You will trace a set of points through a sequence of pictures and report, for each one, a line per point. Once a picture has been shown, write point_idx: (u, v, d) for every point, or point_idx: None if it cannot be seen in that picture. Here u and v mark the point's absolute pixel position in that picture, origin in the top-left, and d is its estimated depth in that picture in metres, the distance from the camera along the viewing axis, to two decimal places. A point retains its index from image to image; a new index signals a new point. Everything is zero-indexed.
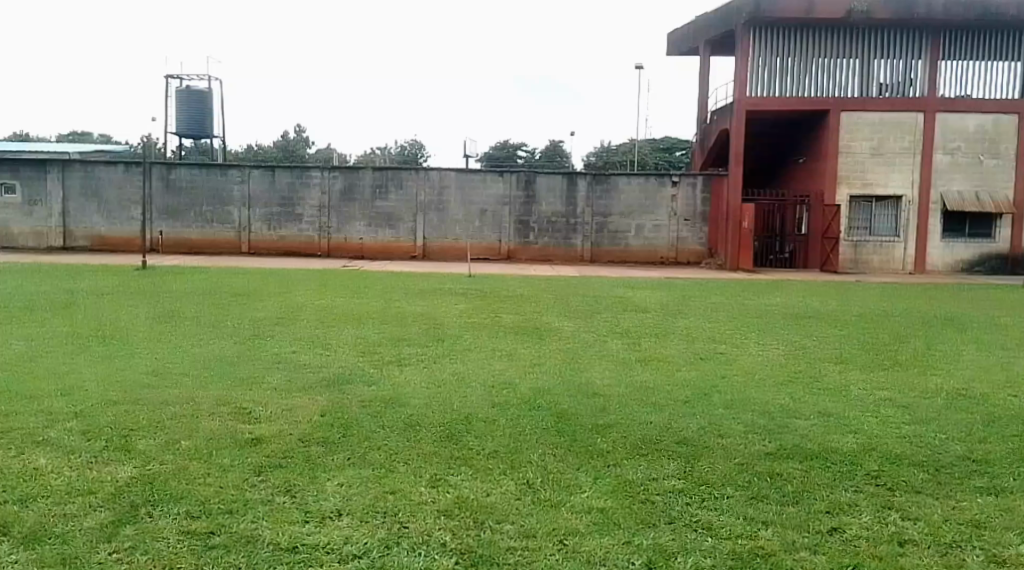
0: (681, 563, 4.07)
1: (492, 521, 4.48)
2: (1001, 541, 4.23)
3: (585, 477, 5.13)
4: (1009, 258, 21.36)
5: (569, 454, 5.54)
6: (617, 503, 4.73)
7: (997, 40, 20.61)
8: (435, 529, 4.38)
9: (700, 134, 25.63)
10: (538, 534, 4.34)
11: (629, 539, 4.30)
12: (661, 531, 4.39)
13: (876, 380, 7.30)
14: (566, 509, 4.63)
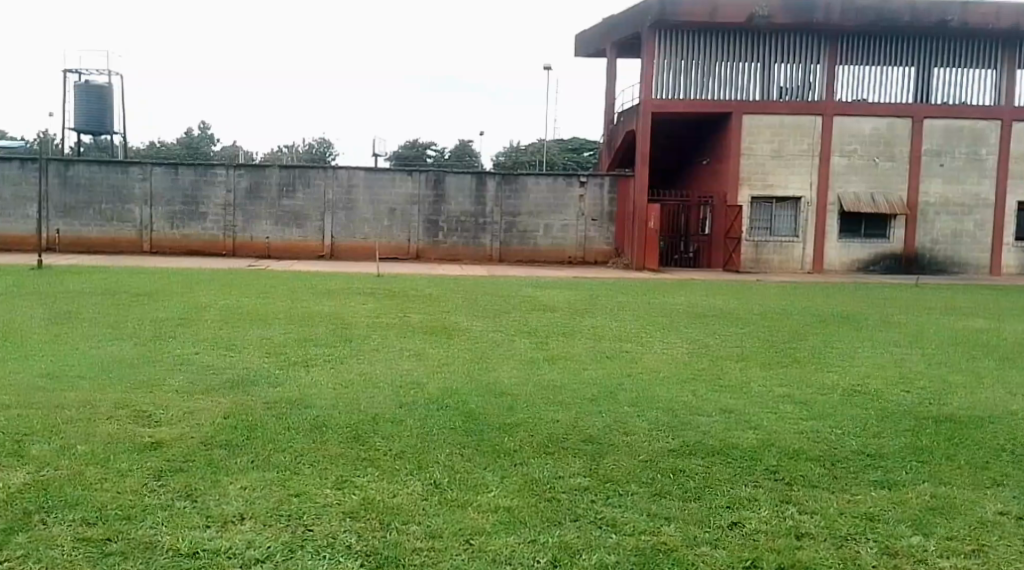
0: (586, 561, 4.02)
1: (398, 522, 4.36)
2: (893, 533, 4.34)
3: (492, 476, 5.05)
4: (903, 258, 22.28)
5: (477, 453, 5.46)
6: (524, 502, 4.66)
7: (888, 46, 21.47)
8: (340, 531, 4.23)
9: (607, 135, 25.94)
10: (444, 534, 4.23)
11: (534, 537, 4.24)
12: (567, 529, 4.35)
13: (775, 377, 7.47)
14: (473, 509, 4.54)
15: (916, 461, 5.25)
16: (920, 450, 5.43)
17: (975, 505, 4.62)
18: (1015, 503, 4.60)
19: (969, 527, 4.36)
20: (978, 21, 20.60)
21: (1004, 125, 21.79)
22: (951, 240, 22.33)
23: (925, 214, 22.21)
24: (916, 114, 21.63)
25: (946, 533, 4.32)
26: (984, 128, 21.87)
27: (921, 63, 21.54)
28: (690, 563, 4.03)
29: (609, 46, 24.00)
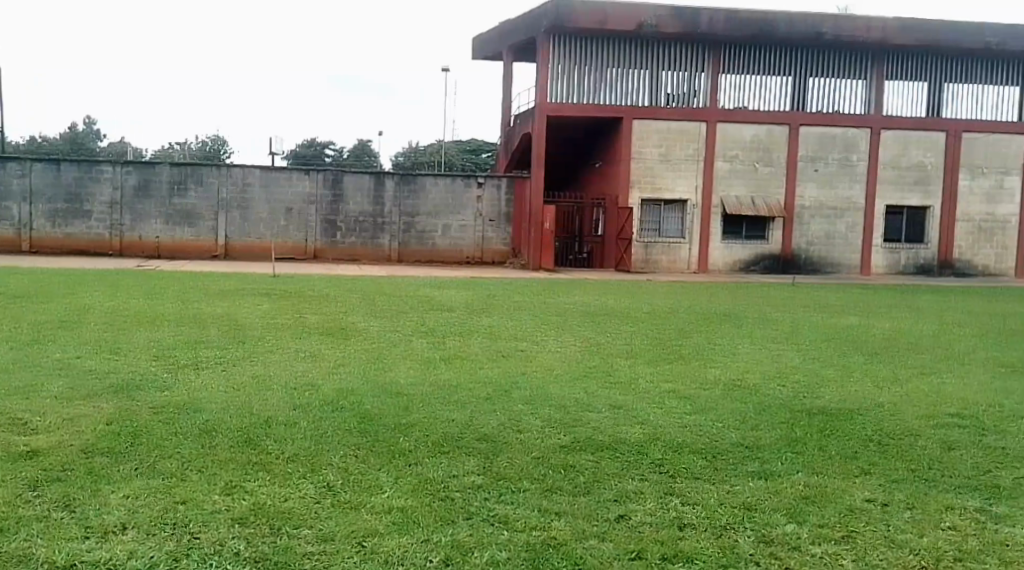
0: (477, 558, 4.05)
1: (288, 527, 4.29)
2: (769, 521, 4.54)
3: (387, 477, 5.03)
4: (780, 259, 23.23)
5: (372, 453, 5.42)
6: (417, 502, 4.66)
7: (769, 57, 22.34)
8: (228, 538, 4.14)
9: (504, 136, 26.11)
10: (336, 538, 4.19)
11: (427, 537, 4.25)
12: (459, 528, 4.38)
13: (662, 373, 7.69)
14: (366, 511, 4.51)
15: (791, 453, 5.50)
16: (794, 442, 5.69)
17: (844, 492, 4.86)
18: (879, 489, 4.86)
19: (839, 514, 4.58)
20: (852, 34, 21.65)
21: (873, 133, 22.95)
22: (826, 242, 23.37)
23: (802, 217, 23.22)
24: (793, 121, 22.59)
25: (818, 520, 4.53)
26: (856, 137, 22.98)
27: (799, 73, 22.48)
28: (577, 557, 4.11)
29: (504, 50, 24.18)
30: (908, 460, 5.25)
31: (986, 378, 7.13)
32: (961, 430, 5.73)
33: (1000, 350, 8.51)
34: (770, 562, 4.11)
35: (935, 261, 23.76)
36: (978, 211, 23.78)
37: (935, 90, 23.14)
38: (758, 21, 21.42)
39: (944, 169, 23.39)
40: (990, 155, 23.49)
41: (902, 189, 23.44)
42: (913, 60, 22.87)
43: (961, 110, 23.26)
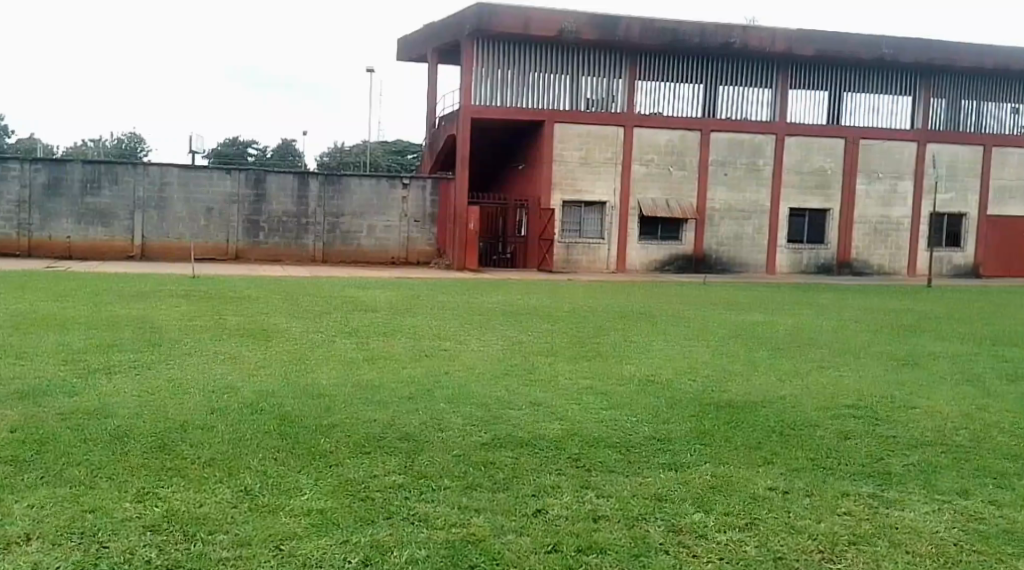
0: (396, 557, 4.10)
1: (203, 533, 4.28)
2: (679, 511, 4.71)
3: (306, 479, 5.05)
4: (693, 258, 23.83)
5: (291, 456, 5.43)
6: (337, 503, 4.69)
7: (684, 64, 22.90)
8: (140, 546, 4.10)
9: (429, 138, 26.11)
10: (252, 542, 4.19)
11: (347, 538, 4.28)
12: (379, 528, 4.42)
13: (580, 370, 7.87)
14: (284, 514, 4.53)
15: (700, 445, 5.71)
16: (703, 434, 5.91)
17: (750, 481, 5.08)
18: (783, 477, 5.09)
19: (743, 503, 4.79)
20: (756, 45, 22.42)
21: (778, 140, 23.76)
22: (735, 243, 24.06)
23: (713, 218, 23.87)
24: (705, 128, 23.23)
25: (724, 509, 4.72)
26: (763, 142, 23.74)
27: (708, 81, 23.17)
28: (495, 551, 4.20)
29: (429, 52, 24.18)
30: (808, 449, 5.52)
31: (881, 371, 7.51)
32: (855, 419, 6.04)
33: (897, 344, 8.95)
34: (679, 550, 4.27)
35: (834, 262, 24.74)
36: (875, 213, 24.82)
37: (835, 99, 24.09)
38: (672, 30, 21.92)
39: (844, 175, 24.33)
40: (886, 161, 24.55)
41: (806, 193, 24.32)
42: (815, 70, 23.79)
43: (860, 119, 24.30)
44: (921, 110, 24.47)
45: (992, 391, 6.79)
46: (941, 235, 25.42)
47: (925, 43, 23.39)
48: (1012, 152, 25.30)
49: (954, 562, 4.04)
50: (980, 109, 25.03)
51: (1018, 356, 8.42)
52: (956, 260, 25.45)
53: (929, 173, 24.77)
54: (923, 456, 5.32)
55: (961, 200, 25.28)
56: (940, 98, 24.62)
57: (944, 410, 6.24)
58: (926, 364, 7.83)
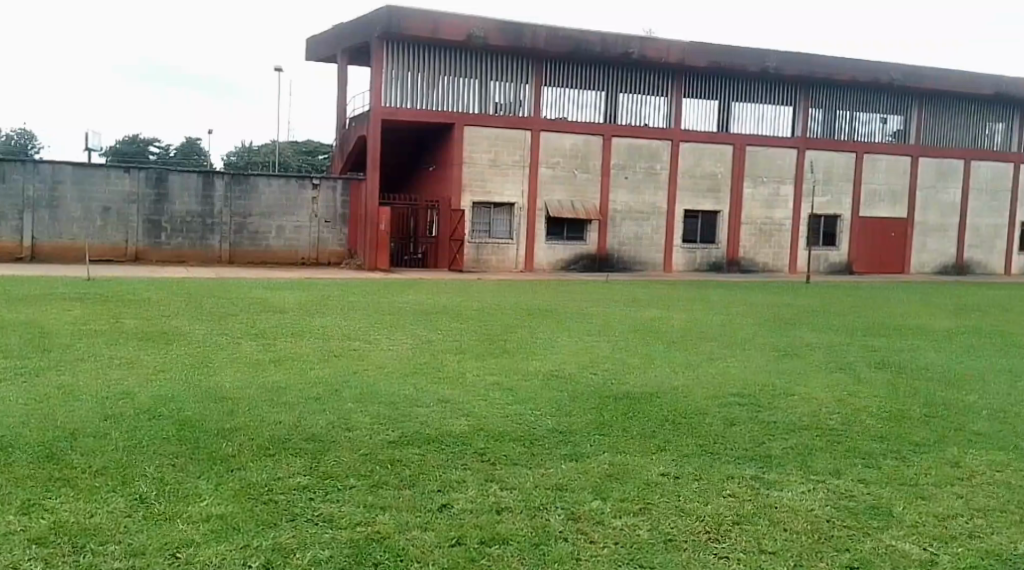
0: (297, 559, 4.17)
1: (94, 543, 4.27)
2: (578, 500, 4.93)
3: (206, 484, 5.07)
4: (597, 258, 24.37)
5: (191, 462, 5.43)
6: (238, 508, 4.73)
7: (588, 72, 23.43)
8: (25, 560, 4.07)
9: (339, 138, 25.95)
10: (147, 551, 4.21)
11: (247, 542, 4.32)
12: (281, 530, 4.48)
13: (488, 367, 8.08)
14: (182, 521, 4.55)
15: (598, 436, 5.98)
16: (602, 426, 6.18)
17: (644, 468, 5.36)
18: (675, 463, 5.40)
19: (638, 489, 5.05)
20: (653, 56, 23.19)
21: (673, 145, 24.56)
22: (636, 242, 24.73)
23: (615, 220, 24.47)
24: (606, 133, 23.83)
25: (620, 496, 4.96)
26: (660, 148, 24.50)
27: (610, 88, 23.79)
28: (398, 547, 4.31)
29: (338, 52, 24.02)
30: (699, 436, 5.85)
31: (765, 361, 7.96)
32: (740, 407, 6.42)
33: (781, 337, 9.46)
34: (577, 536, 4.47)
35: (724, 260, 25.78)
36: (759, 215, 25.94)
37: (724, 108, 25.11)
38: (576, 39, 22.39)
39: (732, 180, 25.36)
40: (770, 166, 25.71)
41: (698, 196, 25.21)
42: (710, 79, 24.73)
43: (745, 126, 25.39)
44: (801, 118, 25.73)
45: (862, 377, 7.30)
46: (819, 235, 26.85)
47: (806, 56, 24.71)
48: (882, 158, 26.96)
49: (827, 538, 4.37)
50: (852, 119, 26.55)
51: (887, 345, 9.03)
52: (832, 258, 26.93)
53: (807, 178, 26.07)
54: (802, 439, 5.71)
55: (837, 203, 26.76)
56: (819, 108, 25.99)
57: (819, 396, 6.69)
58: (807, 355, 8.33)
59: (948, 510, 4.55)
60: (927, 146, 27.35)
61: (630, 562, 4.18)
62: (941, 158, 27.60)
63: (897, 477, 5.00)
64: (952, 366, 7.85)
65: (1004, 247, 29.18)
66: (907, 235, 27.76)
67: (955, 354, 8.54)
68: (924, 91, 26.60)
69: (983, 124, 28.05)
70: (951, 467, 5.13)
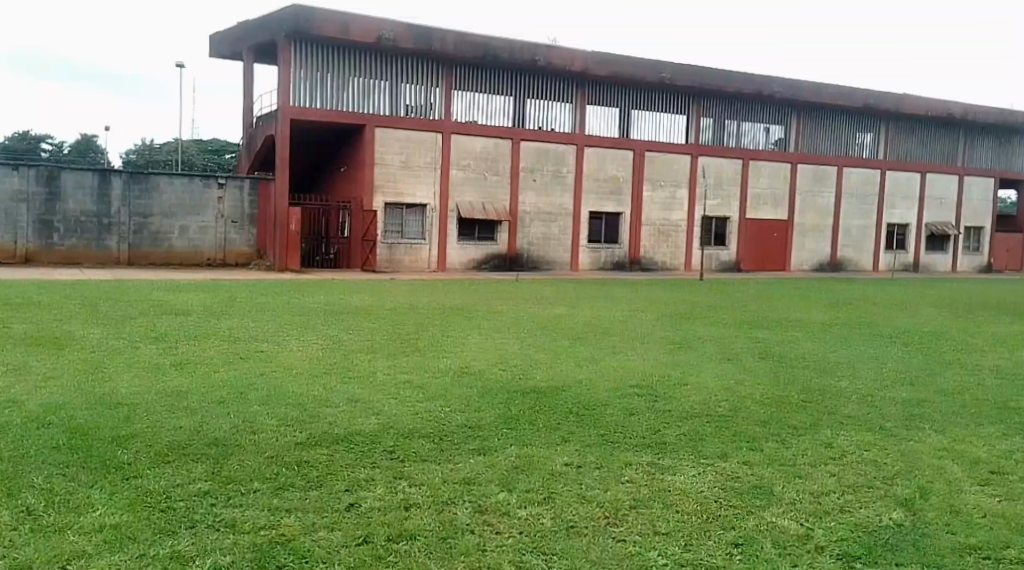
0: (197, 566, 4.22)
1: None
2: (485, 493, 5.10)
3: (101, 493, 5.02)
4: (507, 258, 24.72)
5: (84, 471, 5.35)
6: (133, 516, 4.71)
7: (496, 77, 23.76)
8: None
9: (246, 138, 25.54)
10: (35, 565, 4.17)
11: (143, 552, 4.33)
12: (180, 538, 4.50)
13: (398, 365, 8.24)
14: (74, 532, 4.51)
15: (506, 429, 6.21)
16: (510, 420, 6.41)
17: (548, 460, 5.61)
18: (575, 454, 5.67)
19: (541, 480, 5.27)
20: (559, 64, 23.70)
21: (578, 150, 25.21)
22: (544, 242, 25.24)
23: (524, 220, 24.91)
24: (515, 137, 24.25)
25: (526, 487, 5.17)
26: (565, 152, 25.09)
27: (517, 94, 24.20)
28: (303, 549, 4.40)
29: (244, 50, 23.59)
30: (600, 427, 6.15)
31: (662, 354, 8.37)
32: (639, 397, 6.78)
33: (675, 330, 9.93)
34: (483, 529, 4.64)
35: (626, 259, 26.65)
36: (658, 217, 27.00)
37: (624, 115, 25.90)
38: (484, 45, 22.68)
39: (632, 184, 26.23)
40: (667, 171, 26.75)
41: (600, 198, 25.93)
42: (611, 88, 25.46)
43: (643, 133, 26.34)
44: (693, 127, 26.90)
45: (747, 366, 7.79)
46: (711, 235, 28.27)
47: (698, 69, 25.81)
48: (766, 164, 28.54)
49: (714, 518, 4.70)
50: (739, 128, 27.92)
51: (771, 336, 9.60)
52: (723, 257, 28.44)
53: (700, 183, 27.30)
54: (695, 426, 6.08)
55: (727, 205, 28.15)
56: (708, 117, 27.20)
57: (710, 385, 7.12)
58: (700, 347, 8.80)
59: (822, 488, 4.95)
60: (807, 154, 29.14)
61: (532, 551, 4.38)
62: (818, 165, 29.45)
63: (778, 459, 5.40)
64: (829, 355, 8.44)
65: (872, 244, 31.27)
66: (787, 234, 29.45)
67: (833, 344, 9.15)
68: (802, 103, 28.25)
69: (854, 133, 30.03)
70: (825, 448, 5.57)
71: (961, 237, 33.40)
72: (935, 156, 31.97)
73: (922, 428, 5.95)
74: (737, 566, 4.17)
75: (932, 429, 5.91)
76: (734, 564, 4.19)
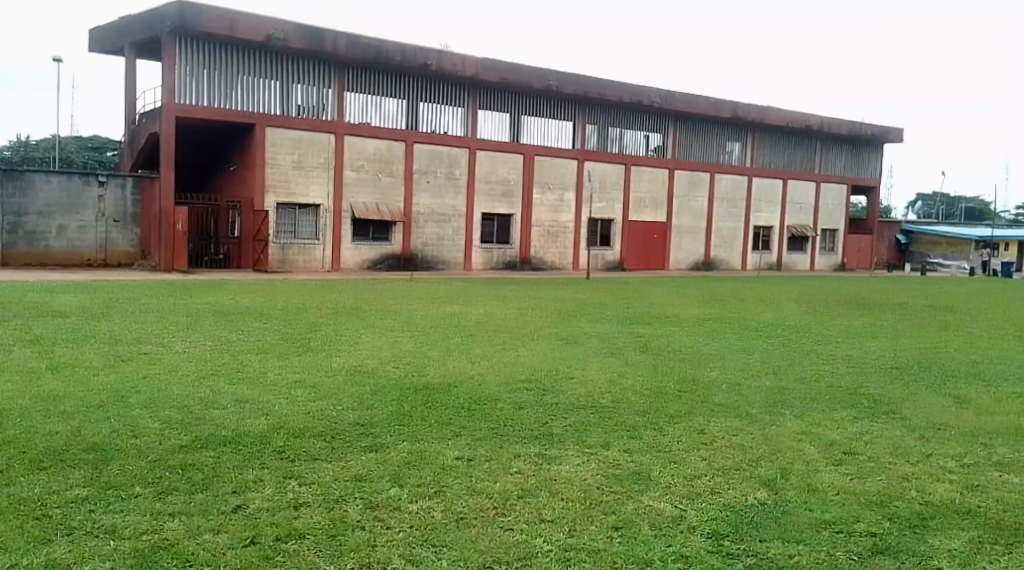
0: None
1: None
2: (376, 489, 5.20)
3: None
4: (402, 258, 24.72)
5: None
6: (5, 527, 4.61)
7: (388, 79, 23.76)
8: None
9: (129, 135, 24.67)
10: None
11: (16, 562, 4.26)
12: (57, 545, 4.44)
13: (289, 365, 8.24)
14: None
15: (398, 426, 6.34)
16: (402, 416, 6.55)
17: (439, 454, 5.77)
18: (466, 448, 5.84)
19: (432, 474, 5.42)
20: (450, 69, 23.93)
21: (470, 153, 25.45)
22: (438, 243, 25.35)
23: (418, 221, 24.97)
24: (408, 139, 24.27)
25: (417, 481, 5.31)
26: (457, 155, 25.28)
27: (410, 96, 24.26)
28: (187, 553, 4.40)
29: (126, 45, 22.76)
30: (489, 421, 6.35)
31: (550, 349, 8.65)
32: (527, 391, 7.02)
33: (563, 326, 10.25)
34: (373, 524, 4.75)
35: (517, 259, 27.06)
36: (547, 218, 27.55)
37: (515, 120, 26.33)
38: (376, 47, 22.65)
39: (522, 186, 26.68)
40: (556, 175, 27.34)
41: (492, 200, 26.25)
42: (501, 93, 25.83)
43: (534, 138, 26.81)
44: (579, 134, 27.60)
45: (630, 360, 8.13)
46: (597, 236, 28.99)
47: (584, 78, 26.53)
48: (646, 170, 29.49)
49: (597, 504, 4.95)
50: (622, 136, 28.78)
51: (653, 331, 10.03)
52: (608, 257, 29.23)
53: (587, 186, 28.01)
54: (579, 417, 6.36)
55: (612, 208, 28.96)
56: (594, 124, 27.96)
57: (595, 377, 7.42)
58: (586, 341, 9.13)
59: (695, 472, 5.29)
60: (683, 161, 30.28)
61: (421, 543, 4.52)
62: (693, 172, 30.64)
63: (655, 446, 5.73)
64: (703, 347, 8.90)
65: (740, 244, 32.65)
66: (667, 236, 30.48)
67: (707, 337, 9.65)
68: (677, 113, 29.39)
69: (723, 143, 31.43)
70: (698, 434, 5.93)
71: (818, 238, 35.31)
72: (795, 165, 33.82)
73: (784, 413, 6.41)
74: (615, 547, 4.42)
75: (793, 414, 6.36)
76: (612, 546, 4.44)
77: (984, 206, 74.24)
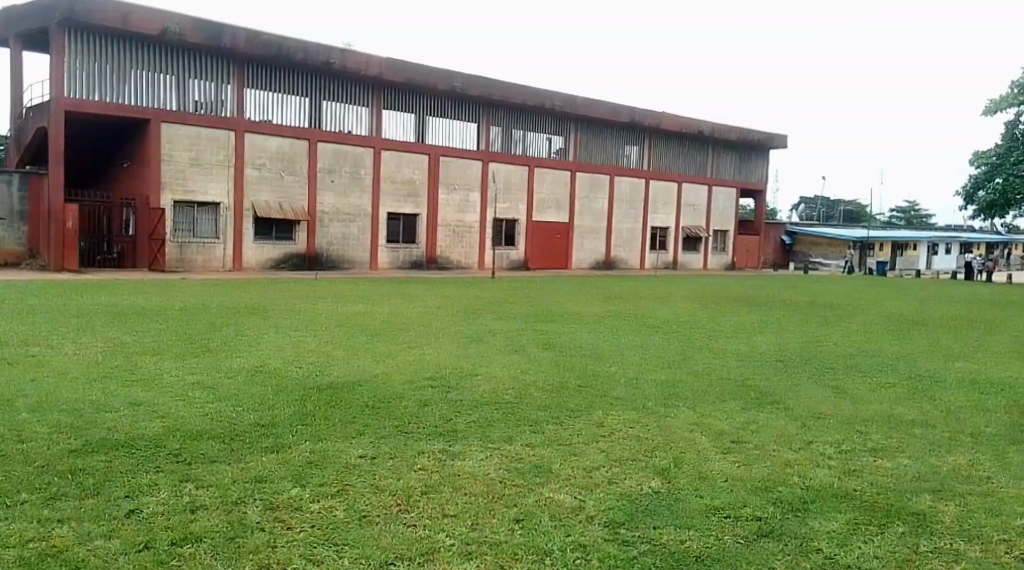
0: None
1: None
2: (277, 489, 5.17)
3: None
4: (305, 258, 24.42)
5: None
6: None
7: (289, 76, 23.37)
8: None
9: (15, 129, 23.56)
10: None
11: None
12: None
13: (187, 366, 8.07)
14: None
15: (300, 425, 6.32)
16: (304, 416, 6.51)
17: (342, 453, 5.76)
18: (370, 446, 5.86)
19: (335, 472, 5.43)
20: (353, 67, 23.73)
21: (375, 153, 25.28)
22: (342, 242, 25.12)
23: (322, 220, 24.68)
24: (311, 138, 23.96)
25: (319, 480, 5.31)
26: (362, 154, 25.09)
27: (312, 95, 23.95)
28: (75, 560, 4.30)
29: (11, 35, 21.72)
30: (393, 419, 6.39)
31: (454, 347, 8.74)
32: (431, 389, 7.09)
33: (465, 324, 10.35)
34: (273, 525, 4.73)
35: (423, 259, 27.04)
36: (453, 218, 27.65)
37: (419, 121, 26.29)
38: (276, 44, 22.27)
39: (427, 186, 26.67)
40: (461, 175, 27.43)
41: (398, 200, 26.14)
42: (405, 94, 25.75)
43: (438, 139, 26.83)
44: (483, 135, 27.77)
45: (531, 357, 8.28)
46: (501, 236, 29.25)
47: (488, 81, 26.71)
48: (549, 172, 29.91)
49: (499, 497, 5.05)
50: (525, 138, 29.07)
51: (553, 328, 10.23)
52: (512, 256, 29.55)
53: (491, 187, 28.23)
54: (482, 413, 6.46)
55: (516, 208, 29.25)
56: (497, 126, 28.18)
57: (497, 374, 7.54)
58: (487, 339, 9.24)
59: (592, 463, 5.47)
60: (583, 163, 30.82)
61: (323, 541, 4.54)
62: (593, 174, 31.24)
63: (557, 439, 5.89)
64: (601, 344, 9.13)
65: (638, 244, 33.46)
66: (568, 236, 30.99)
67: (605, 334, 9.91)
68: (578, 116, 29.88)
69: (621, 146, 32.08)
70: (596, 427, 6.11)
71: (711, 239, 36.42)
72: (690, 170, 34.87)
73: (678, 405, 6.67)
74: (516, 539, 4.53)
75: (684, 407, 6.62)
76: (513, 538, 4.55)
77: (864, 213, 78.14)
